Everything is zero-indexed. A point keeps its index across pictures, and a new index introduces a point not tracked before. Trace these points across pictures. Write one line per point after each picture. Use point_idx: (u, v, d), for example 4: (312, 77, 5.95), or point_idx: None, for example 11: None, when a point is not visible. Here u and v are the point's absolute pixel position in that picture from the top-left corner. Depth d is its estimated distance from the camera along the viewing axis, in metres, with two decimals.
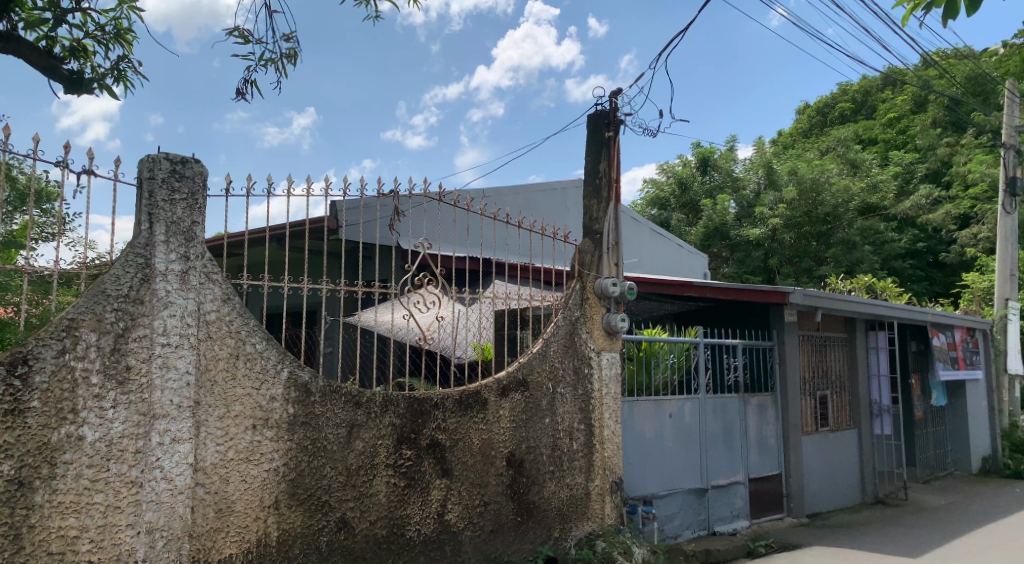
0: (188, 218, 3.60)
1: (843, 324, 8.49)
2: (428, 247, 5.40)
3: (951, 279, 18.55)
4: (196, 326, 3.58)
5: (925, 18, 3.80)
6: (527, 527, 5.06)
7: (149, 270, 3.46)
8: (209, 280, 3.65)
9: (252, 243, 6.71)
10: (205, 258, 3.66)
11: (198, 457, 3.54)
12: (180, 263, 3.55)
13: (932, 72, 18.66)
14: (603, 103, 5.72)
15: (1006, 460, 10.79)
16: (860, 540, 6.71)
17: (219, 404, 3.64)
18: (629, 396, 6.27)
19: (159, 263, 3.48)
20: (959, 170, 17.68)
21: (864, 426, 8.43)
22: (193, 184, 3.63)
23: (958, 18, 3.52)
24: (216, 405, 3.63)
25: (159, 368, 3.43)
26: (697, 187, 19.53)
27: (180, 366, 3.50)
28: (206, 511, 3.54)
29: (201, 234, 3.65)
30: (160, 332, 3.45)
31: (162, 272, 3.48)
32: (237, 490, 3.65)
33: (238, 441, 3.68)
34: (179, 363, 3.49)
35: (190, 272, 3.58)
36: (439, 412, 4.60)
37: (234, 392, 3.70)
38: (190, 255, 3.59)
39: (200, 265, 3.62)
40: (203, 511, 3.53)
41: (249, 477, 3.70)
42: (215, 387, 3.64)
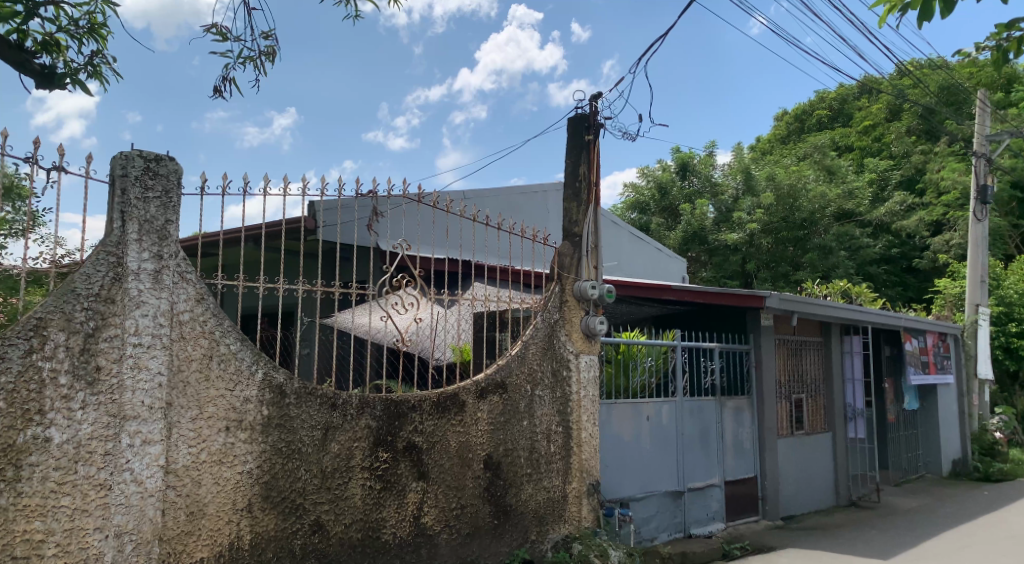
0: (162, 216, 3.54)
1: (819, 329, 8.58)
2: (407, 248, 5.37)
3: (924, 285, 18.84)
4: (169, 327, 3.52)
5: (900, 21, 3.87)
6: (504, 530, 5.04)
7: (121, 268, 3.40)
8: (182, 280, 3.60)
9: (229, 243, 6.63)
10: (178, 257, 3.60)
11: (169, 460, 3.48)
12: (153, 262, 3.49)
13: (906, 80, 18.96)
14: (583, 106, 5.73)
15: (976, 463, 10.96)
16: (834, 542, 6.78)
17: (192, 406, 3.59)
18: (607, 399, 6.27)
19: (131, 262, 3.42)
20: (931, 178, 18.00)
21: (839, 429, 8.52)
22: (167, 182, 3.57)
23: (932, 19, 3.58)
24: (189, 407, 3.58)
25: (131, 369, 3.37)
26: (677, 192, 19.68)
27: (152, 366, 3.45)
28: (177, 514, 3.48)
29: (175, 233, 3.60)
30: (132, 332, 3.39)
31: (134, 271, 3.42)
32: (210, 493, 3.60)
33: (211, 443, 3.63)
34: (151, 364, 3.43)
35: (163, 271, 3.52)
36: (416, 415, 4.56)
37: (208, 394, 3.65)
38: (164, 254, 3.53)
39: (173, 264, 3.57)
40: (174, 514, 3.48)
41: (222, 479, 3.65)
42: (188, 389, 3.58)
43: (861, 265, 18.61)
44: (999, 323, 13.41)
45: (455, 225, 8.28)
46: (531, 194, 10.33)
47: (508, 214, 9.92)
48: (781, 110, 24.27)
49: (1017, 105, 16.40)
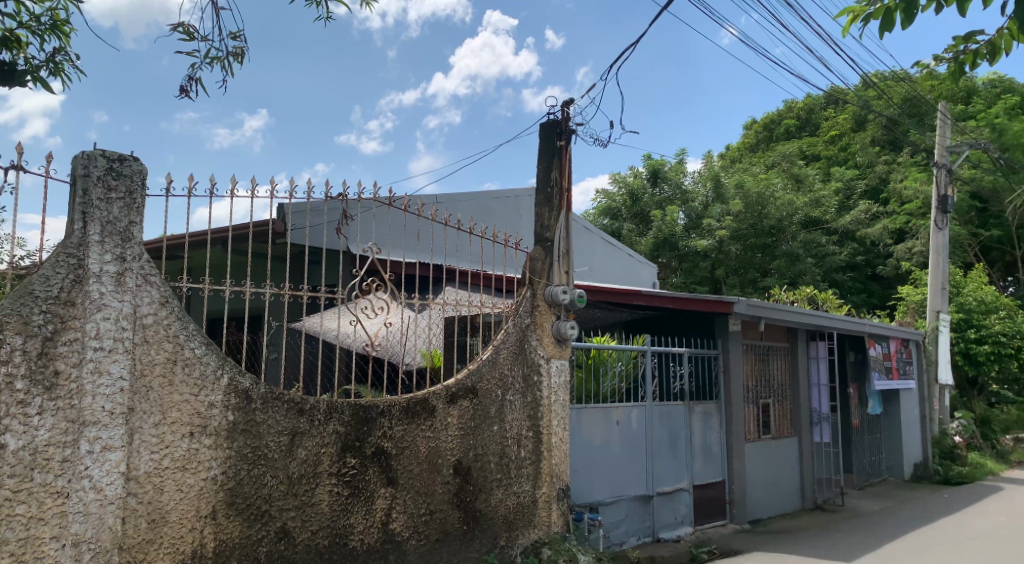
0: (125, 217, 3.47)
1: (786, 335, 8.70)
2: (377, 252, 5.32)
3: (888, 292, 19.18)
4: (131, 330, 3.45)
5: (863, 31, 3.94)
6: (473, 536, 5.02)
7: (82, 271, 3.32)
8: (146, 282, 3.54)
9: (195, 245, 6.52)
10: (142, 259, 3.54)
11: (131, 467, 3.41)
12: (116, 264, 3.43)
13: (871, 92, 19.39)
14: (555, 112, 5.74)
15: (936, 466, 11.19)
16: (799, 545, 6.86)
17: (155, 411, 3.52)
18: (577, 403, 6.29)
19: (93, 264, 3.35)
20: (895, 187, 18.36)
21: (804, 433, 8.64)
22: (131, 183, 3.51)
23: (892, 30, 3.65)
24: (151, 412, 3.51)
25: (91, 373, 3.29)
26: (648, 199, 19.81)
27: (114, 371, 3.37)
28: (138, 522, 3.41)
29: (139, 235, 3.54)
30: (92, 336, 3.31)
31: (95, 273, 3.35)
32: (172, 500, 3.53)
33: (174, 449, 3.56)
34: (112, 368, 3.36)
35: (126, 273, 3.46)
36: (385, 420, 4.52)
37: (171, 399, 3.58)
38: (126, 256, 3.47)
39: (137, 266, 3.50)
40: (135, 522, 3.40)
41: (185, 486, 3.58)
42: (151, 394, 3.52)
43: (827, 273, 18.74)
44: (958, 330, 13.72)
45: (426, 229, 8.26)
46: (503, 199, 10.35)
47: (480, 219, 9.92)
48: (750, 119, 24.69)
49: (976, 117, 16.84)
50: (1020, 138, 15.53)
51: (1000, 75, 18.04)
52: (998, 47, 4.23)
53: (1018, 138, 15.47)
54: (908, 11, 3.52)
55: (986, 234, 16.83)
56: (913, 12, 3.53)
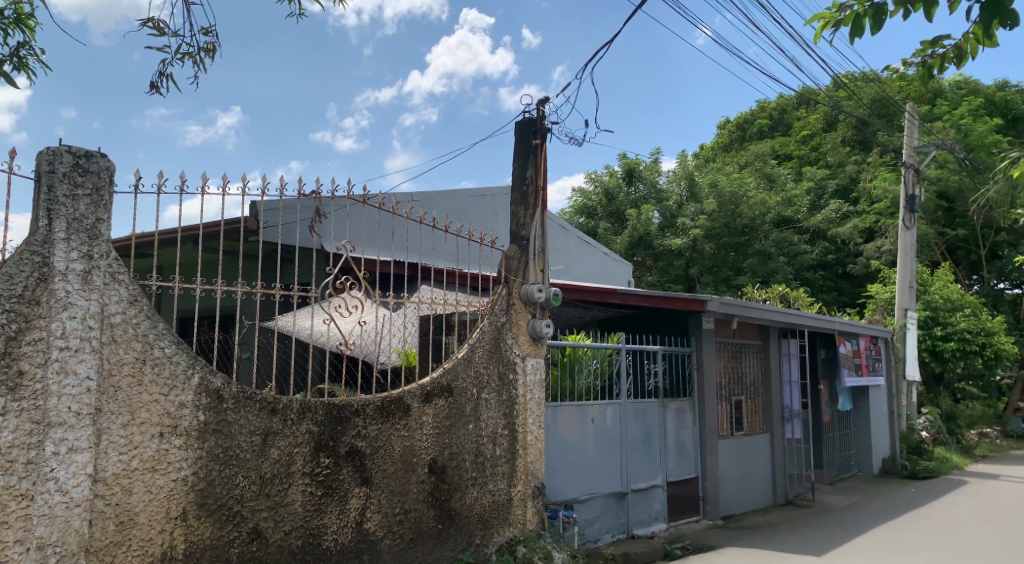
0: (92, 214, 3.42)
1: (758, 332, 8.80)
2: (352, 250, 5.26)
3: (858, 290, 19.45)
4: (99, 329, 3.39)
5: (834, 36, 3.98)
6: (448, 534, 5.02)
7: (47, 269, 3.26)
8: (114, 280, 3.48)
9: (165, 243, 6.43)
10: (110, 257, 3.48)
11: (98, 468, 3.35)
12: (82, 262, 3.36)
13: (841, 93, 19.71)
14: (531, 110, 5.75)
15: (903, 461, 11.41)
16: (771, 540, 6.95)
17: (123, 411, 3.47)
18: (552, 401, 6.31)
19: (59, 262, 3.29)
20: (865, 187, 18.65)
21: (776, 430, 8.76)
22: (98, 179, 3.45)
23: (863, 35, 3.71)
24: (120, 412, 3.46)
25: (57, 374, 3.23)
26: (623, 197, 19.95)
27: (80, 371, 3.31)
28: (105, 524, 3.36)
29: (107, 232, 3.48)
30: (58, 335, 3.25)
31: (61, 271, 3.29)
32: (141, 502, 3.48)
33: (143, 450, 3.51)
34: (79, 368, 3.30)
35: (93, 271, 3.40)
36: (359, 419, 4.50)
37: (140, 399, 3.53)
38: (94, 253, 3.41)
39: (104, 264, 3.44)
40: (102, 524, 3.35)
41: (155, 487, 3.53)
42: (119, 394, 3.46)
43: (798, 272, 18.93)
44: (925, 327, 14.00)
45: (401, 227, 8.22)
46: (479, 197, 10.33)
47: (456, 217, 9.91)
48: (724, 119, 24.96)
49: (942, 119, 17.21)
50: (984, 140, 15.90)
51: (965, 78, 18.45)
52: (965, 52, 4.28)
53: (982, 139, 15.84)
54: (877, 17, 3.58)
55: (951, 234, 17.19)
56: (883, 17, 3.59)
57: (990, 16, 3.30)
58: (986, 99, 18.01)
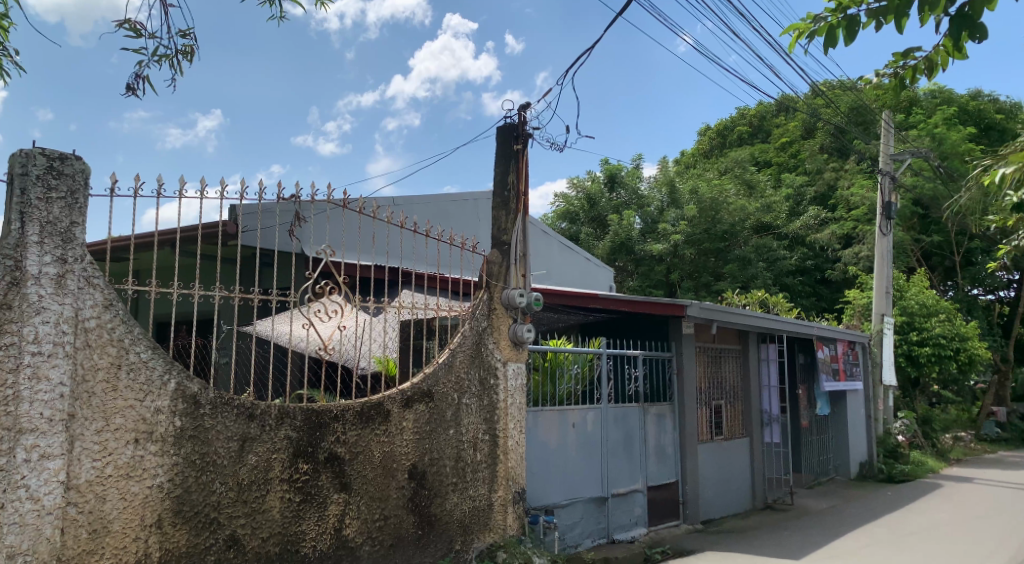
0: (66, 218, 3.37)
1: (737, 337, 8.87)
2: (332, 254, 5.16)
3: (836, 296, 19.41)
4: (73, 334, 3.35)
5: (809, 47, 4.03)
6: (428, 541, 4.99)
7: (20, 273, 3.22)
8: (89, 285, 3.43)
9: (141, 247, 6.36)
10: (85, 261, 3.43)
11: (71, 475, 3.30)
12: (56, 266, 3.32)
13: (819, 100, 19.99)
14: (512, 115, 5.76)
15: (880, 465, 11.53)
16: (750, 544, 6.99)
17: (97, 417, 3.43)
18: (533, 406, 6.30)
19: (31, 266, 3.24)
20: (843, 194, 18.78)
21: (755, 434, 8.82)
22: (73, 182, 3.40)
23: (836, 47, 3.76)
24: (93, 419, 3.41)
25: (29, 380, 3.18)
26: (605, 203, 20.07)
27: (54, 377, 3.26)
28: (78, 532, 3.31)
29: (82, 236, 3.43)
30: (31, 340, 3.20)
31: (34, 276, 3.25)
32: (115, 509, 3.43)
33: (117, 457, 3.46)
34: (51, 374, 3.25)
35: (67, 276, 3.35)
36: (338, 425, 4.46)
37: (114, 405, 3.48)
38: (68, 257, 3.36)
39: (78, 268, 3.40)
40: (75, 532, 3.30)
41: (129, 494, 3.48)
42: (93, 400, 3.42)
43: (777, 278, 18.94)
44: (902, 332, 14.17)
45: (382, 232, 8.20)
46: (461, 202, 10.34)
47: (438, 221, 9.90)
48: (704, 125, 25.21)
49: (917, 127, 17.50)
50: (958, 148, 16.18)
51: (940, 87, 18.76)
52: (935, 63, 4.35)
53: (956, 148, 16.11)
54: (850, 29, 3.63)
55: (927, 240, 17.45)
56: (855, 29, 3.64)
57: (959, 29, 3.36)
58: (960, 108, 18.31)
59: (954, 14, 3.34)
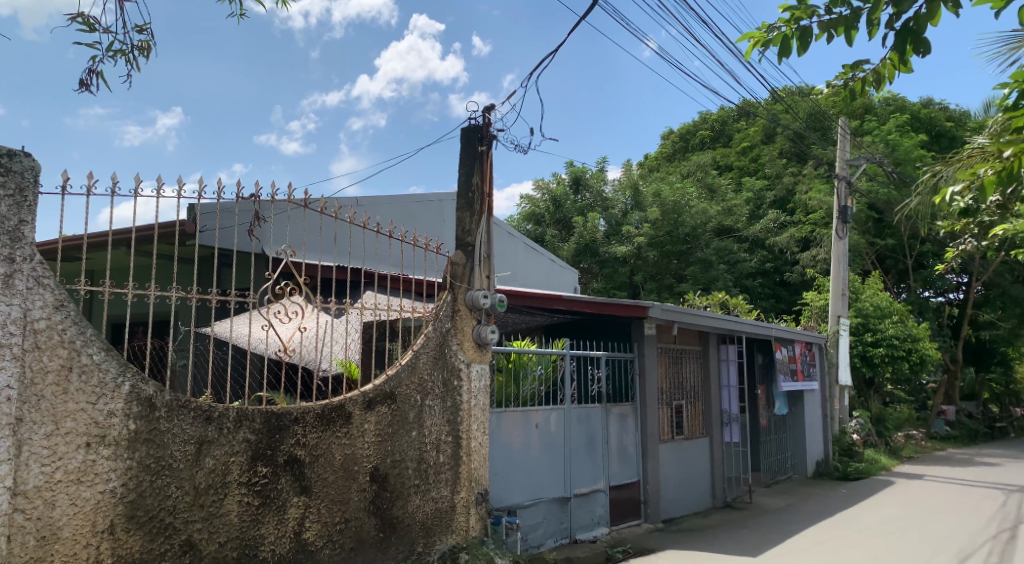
0: (14, 216, 3.29)
1: (698, 338, 8.99)
2: (293, 253, 4.94)
3: (795, 298, 19.55)
4: (20, 336, 3.27)
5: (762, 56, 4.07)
6: (389, 543, 4.96)
7: None
8: (38, 285, 3.35)
9: (95, 247, 6.22)
10: (34, 261, 3.35)
11: (18, 481, 3.22)
12: (3, 266, 3.24)
13: (779, 106, 20.42)
14: (475, 117, 5.75)
15: (836, 463, 11.81)
16: (710, 542, 7.09)
17: (47, 421, 3.34)
18: (496, 407, 6.30)
19: None
20: (801, 198, 18.96)
21: (715, 434, 8.95)
22: (22, 180, 3.31)
23: (790, 56, 3.83)
24: (42, 423, 3.33)
25: None
26: (570, 205, 20.24)
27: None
28: (25, 539, 3.22)
29: (30, 235, 3.35)
30: None
31: None
32: (65, 515, 3.35)
33: (67, 461, 3.38)
34: None
35: (15, 275, 3.27)
36: (299, 427, 4.40)
37: (65, 408, 3.40)
38: (16, 257, 3.28)
39: (27, 268, 3.31)
40: (22, 540, 3.21)
41: (80, 499, 3.40)
42: (43, 403, 3.33)
43: (737, 280, 19.35)
44: (857, 334, 14.51)
45: (345, 232, 8.16)
46: (425, 203, 10.33)
47: (401, 222, 9.87)
48: (667, 129, 25.57)
49: (871, 133, 17.93)
50: (910, 154, 16.62)
51: (893, 95, 19.29)
52: (883, 76, 4.47)
53: (908, 154, 16.53)
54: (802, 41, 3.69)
55: (881, 243, 17.91)
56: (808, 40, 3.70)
57: (904, 42, 3.45)
58: (912, 116, 18.84)
59: (899, 28, 3.43)
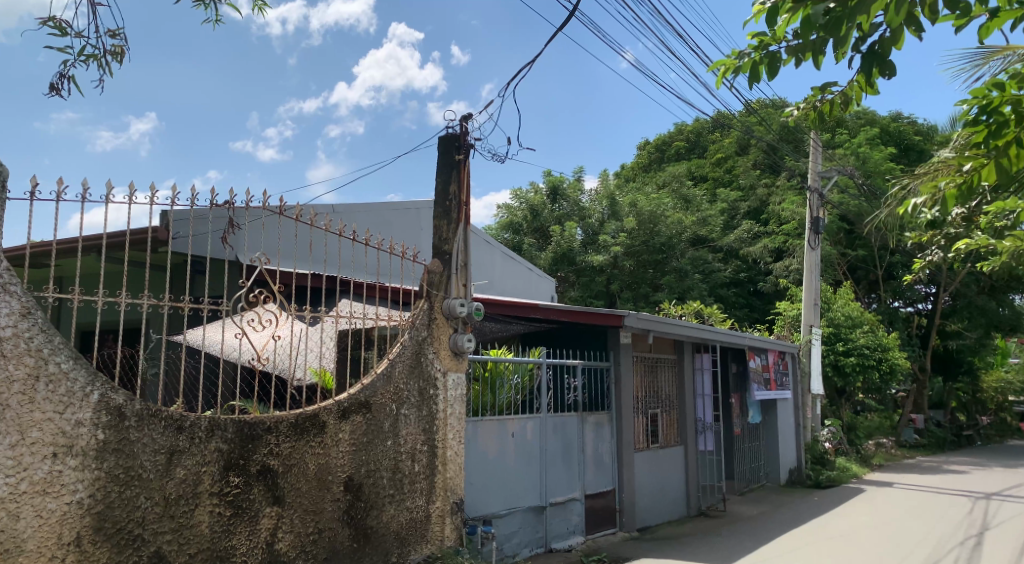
0: None
1: (673, 347, 9.07)
2: (268, 261, 4.83)
3: (769, 307, 19.79)
4: None
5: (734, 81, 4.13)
6: (363, 553, 4.93)
7: None
8: (4, 292, 3.31)
9: (64, 253, 6.13)
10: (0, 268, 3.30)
11: None
12: None
13: (753, 119, 20.76)
14: (453, 126, 5.77)
15: (808, 471, 11.95)
16: (685, 550, 7.12)
17: (11, 431, 3.27)
18: (473, 416, 6.29)
19: None
20: (775, 209, 19.25)
21: (690, 442, 9.02)
22: None
23: (760, 81, 3.89)
24: (7, 432, 3.26)
25: None
26: (547, 214, 20.35)
27: None
28: None
29: None
30: None
31: None
32: (29, 527, 3.26)
33: (33, 472, 3.31)
34: None
35: None
36: (272, 436, 4.37)
37: (31, 417, 3.34)
38: None
39: None
40: None
41: (46, 511, 3.32)
42: (7, 412, 3.27)
43: (712, 289, 19.55)
44: (829, 343, 14.69)
45: (320, 240, 8.13)
46: (402, 211, 10.33)
47: (378, 230, 9.86)
48: (643, 140, 25.84)
49: (842, 146, 18.26)
50: (880, 167, 16.96)
51: (864, 108, 19.68)
52: (850, 98, 4.59)
53: (878, 166, 16.88)
54: (772, 66, 3.76)
55: (852, 254, 18.21)
56: (776, 64, 3.76)
57: (870, 65, 3.51)
58: (882, 129, 19.23)
59: (865, 52, 3.49)
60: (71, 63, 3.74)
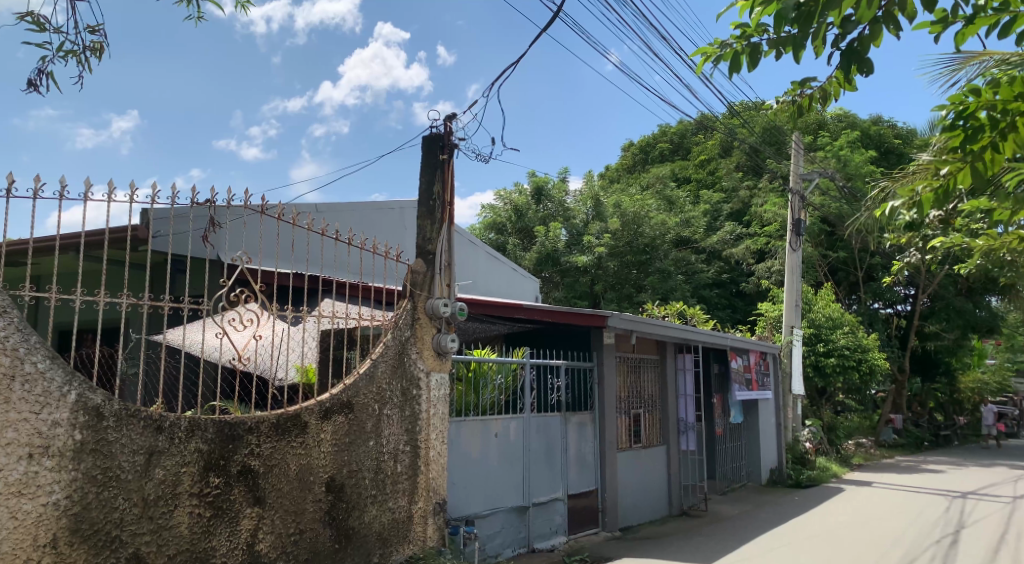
0: None
1: (656, 347, 9.11)
2: (248, 260, 4.69)
3: (751, 308, 19.93)
4: None
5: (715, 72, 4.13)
6: (345, 554, 4.90)
7: None
8: None
9: (41, 252, 6.05)
10: None
11: None
12: None
13: (736, 121, 20.91)
14: (437, 126, 5.76)
15: (789, 471, 12.05)
16: (667, 550, 7.15)
17: None
18: (456, 416, 6.29)
19: None
20: (757, 211, 19.40)
21: (672, 442, 9.07)
22: None
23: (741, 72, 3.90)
24: None
25: None
26: (532, 215, 20.37)
27: None
28: None
29: None
30: None
31: None
32: (3, 529, 3.21)
33: (8, 474, 3.26)
34: None
35: None
36: (252, 437, 4.34)
37: (6, 418, 3.29)
38: None
39: None
40: None
41: (21, 512, 3.27)
42: None
43: (695, 290, 19.70)
44: (810, 344, 14.83)
45: (302, 239, 8.09)
46: (386, 210, 10.31)
47: (361, 229, 9.84)
48: (628, 141, 25.95)
49: (824, 149, 18.47)
50: (861, 170, 17.12)
51: (845, 112, 19.92)
52: (829, 94, 4.61)
53: (859, 169, 17.04)
54: (752, 58, 3.77)
55: (833, 256, 18.40)
56: (757, 59, 3.77)
57: (849, 62, 3.53)
58: (863, 132, 19.46)
59: (844, 49, 3.52)
60: (51, 59, 3.68)
